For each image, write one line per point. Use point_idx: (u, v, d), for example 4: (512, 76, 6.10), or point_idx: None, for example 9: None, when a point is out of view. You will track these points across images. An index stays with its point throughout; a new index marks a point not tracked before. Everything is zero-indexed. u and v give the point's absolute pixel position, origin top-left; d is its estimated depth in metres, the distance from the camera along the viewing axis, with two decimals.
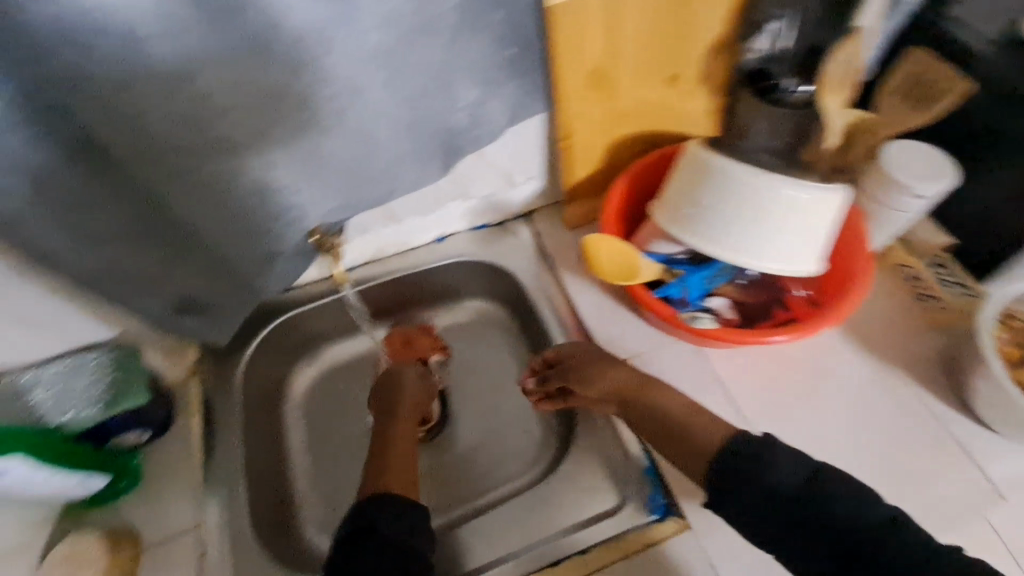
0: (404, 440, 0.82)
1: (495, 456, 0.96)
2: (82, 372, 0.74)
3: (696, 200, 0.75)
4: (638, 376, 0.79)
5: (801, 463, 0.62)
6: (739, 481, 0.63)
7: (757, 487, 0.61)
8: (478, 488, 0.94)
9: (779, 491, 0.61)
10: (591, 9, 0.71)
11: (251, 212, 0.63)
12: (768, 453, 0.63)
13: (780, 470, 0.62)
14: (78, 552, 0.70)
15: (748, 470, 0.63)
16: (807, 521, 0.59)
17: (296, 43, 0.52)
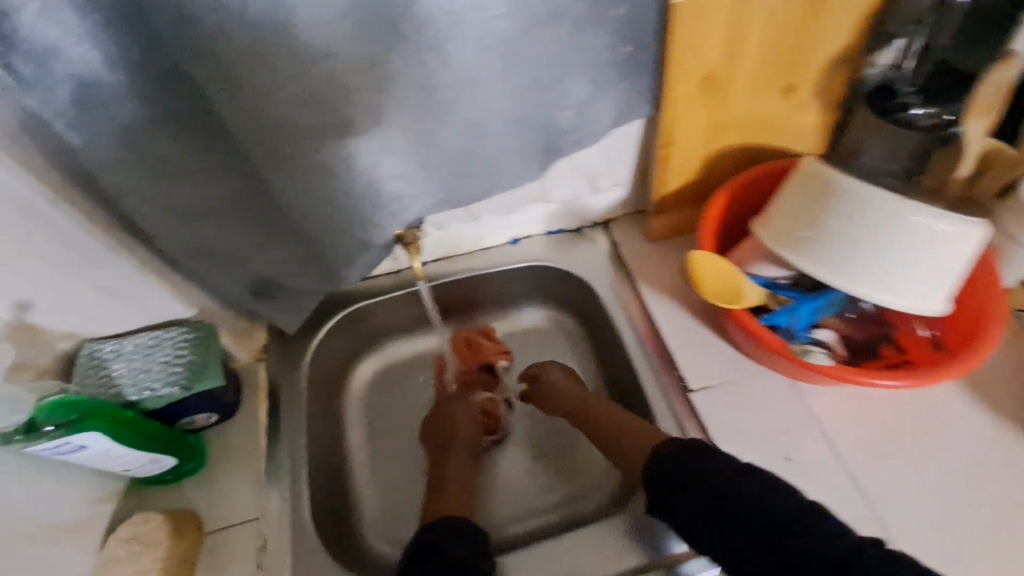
0: (460, 474, 0.83)
1: (560, 478, 0.89)
2: (163, 348, 0.73)
3: (814, 220, 0.69)
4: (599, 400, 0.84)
5: (730, 463, 0.65)
6: (671, 476, 0.66)
7: (685, 483, 0.65)
8: (539, 510, 0.87)
9: (709, 485, 0.63)
10: (717, 7, 0.66)
11: (354, 206, 0.59)
12: (691, 452, 0.67)
13: (707, 465, 0.65)
14: (143, 532, 0.68)
15: (677, 471, 0.66)
16: (729, 512, 0.61)
17: (421, 26, 0.49)
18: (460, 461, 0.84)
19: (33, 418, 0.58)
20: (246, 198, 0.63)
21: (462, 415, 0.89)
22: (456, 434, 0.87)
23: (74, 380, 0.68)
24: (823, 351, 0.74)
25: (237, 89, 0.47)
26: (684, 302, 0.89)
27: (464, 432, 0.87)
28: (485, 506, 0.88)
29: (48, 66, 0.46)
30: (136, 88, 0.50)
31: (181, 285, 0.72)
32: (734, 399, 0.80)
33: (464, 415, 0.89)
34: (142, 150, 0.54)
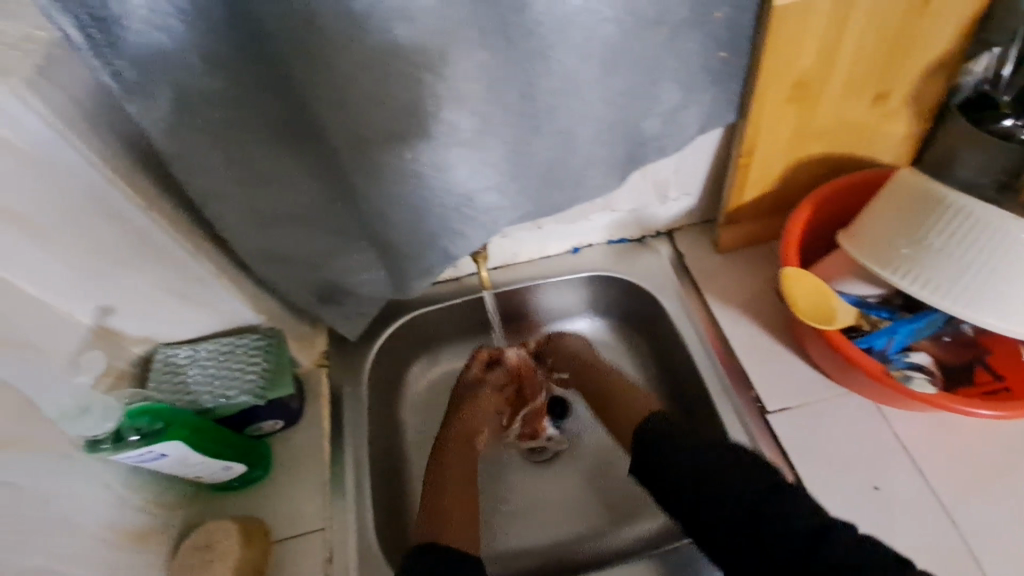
0: (464, 477, 0.77)
1: (595, 502, 0.84)
2: (235, 355, 0.72)
3: (916, 238, 0.66)
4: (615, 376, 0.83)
5: (710, 436, 0.69)
6: (657, 443, 0.71)
7: (666, 454, 0.69)
8: (569, 535, 0.82)
9: (688, 448, 0.68)
10: (819, 9, 0.62)
11: (444, 218, 0.56)
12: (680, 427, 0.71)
13: (691, 437, 0.69)
14: (216, 538, 0.67)
15: (666, 436, 0.71)
16: (700, 481, 0.64)
17: (526, 29, 0.47)
18: (463, 463, 0.79)
19: (120, 426, 0.58)
20: (327, 204, 0.61)
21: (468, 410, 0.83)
22: (461, 433, 0.81)
23: (149, 385, 0.68)
24: (925, 378, 0.67)
25: (337, 96, 0.45)
26: (756, 317, 0.86)
27: (468, 430, 0.81)
28: (507, 522, 0.83)
29: (151, 71, 0.45)
30: (233, 93, 0.48)
31: (252, 290, 0.71)
32: (814, 421, 0.77)
33: (476, 404, 0.84)
34: (232, 156, 0.53)
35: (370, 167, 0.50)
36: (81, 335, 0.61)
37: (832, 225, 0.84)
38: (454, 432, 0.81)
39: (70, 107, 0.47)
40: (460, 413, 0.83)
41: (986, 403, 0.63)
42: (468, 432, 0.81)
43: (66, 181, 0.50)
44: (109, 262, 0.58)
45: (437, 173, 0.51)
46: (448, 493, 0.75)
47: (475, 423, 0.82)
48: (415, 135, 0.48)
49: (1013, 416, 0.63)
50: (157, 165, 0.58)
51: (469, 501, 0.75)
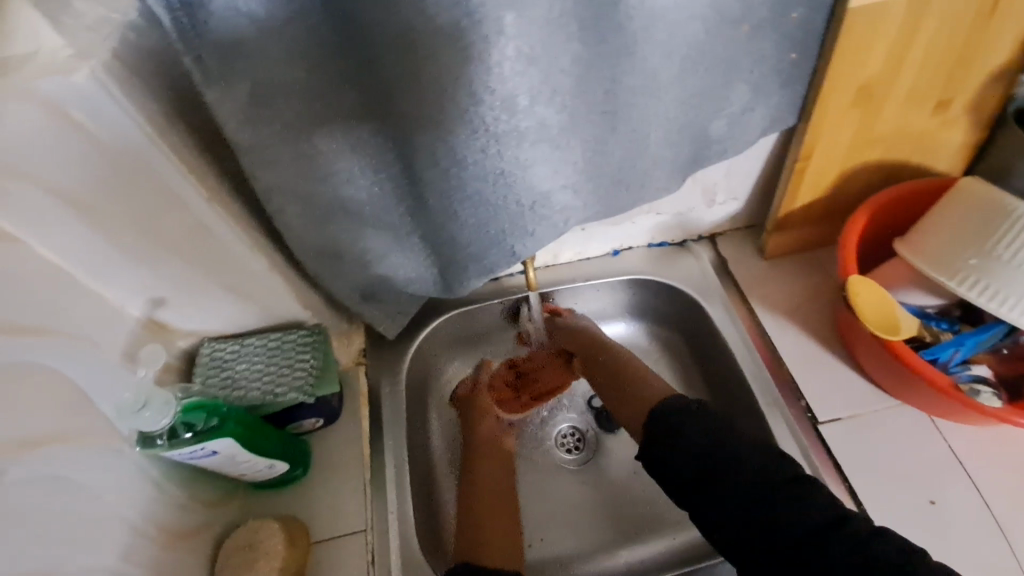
0: (491, 486, 0.75)
1: (636, 510, 0.81)
2: (280, 351, 0.70)
3: (985, 249, 0.66)
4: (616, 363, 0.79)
5: (724, 427, 0.63)
6: (655, 437, 0.66)
7: (675, 446, 0.63)
8: (609, 543, 0.79)
9: (694, 441, 0.63)
10: (893, 11, 0.60)
11: (517, 217, 0.55)
12: (691, 413, 0.66)
13: (705, 426, 0.64)
14: (260, 540, 0.65)
15: (672, 425, 0.65)
16: (709, 475, 0.60)
17: (616, 23, 0.46)
18: (489, 468, 0.77)
19: (174, 423, 0.56)
20: (385, 201, 0.59)
21: (484, 415, 0.83)
22: (483, 438, 0.80)
23: (196, 381, 0.66)
24: (992, 393, 0.66)
25: (427, 87, 0.44)
26: (804, 326, 0.84)
27: (486, 432, 0.81)
28: (539, 526, 0.81)
29: (231, 59, 0.43)
30: (305, 83, 0.47)
31: (300, 286, 0.70)
32: (866, 433, 0.75)
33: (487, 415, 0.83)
34: (297, 147, 0.51)
35: (445, 161, 0.49)
36: (130, 328, 0.60)
37: (885, 234, 0.83)
38: (473, 440, 0.80)
39: (144, 95, 0.46)
40: (473, 420, 0.82)
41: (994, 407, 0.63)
42: (490, 437, 0.81)
43: (134, 169, 0.49)
44: (166, 253, 0.57)
45: (515, 170, 0.50)
46: (479, 504, 0.72)
47: (491, 431, 0.81)
48: (499, 130, 0.46)
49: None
50: (220, 157, 0.57)
51: (499, 504, 0.73)
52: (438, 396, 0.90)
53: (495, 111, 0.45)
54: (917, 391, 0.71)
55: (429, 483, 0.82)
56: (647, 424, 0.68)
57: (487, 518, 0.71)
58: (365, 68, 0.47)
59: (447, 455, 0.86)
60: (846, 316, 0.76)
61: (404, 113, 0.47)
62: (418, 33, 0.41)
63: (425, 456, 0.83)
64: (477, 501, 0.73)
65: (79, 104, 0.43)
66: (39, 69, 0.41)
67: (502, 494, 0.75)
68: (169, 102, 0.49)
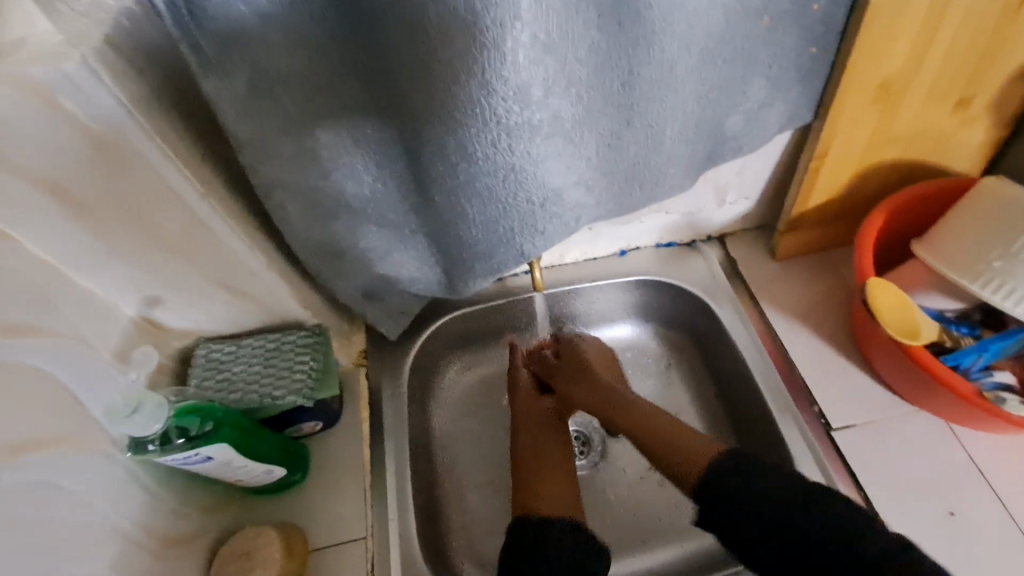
0: (543, 454, 0.72)
1: (643, 519, 0.79)
2: (278, 353, 0.68)
3: (1011, 250, 0.64)
4: (620, 399, 0.72)
5: (795, 485, 0.55)
6: (714, 499, 0.57)
7: (744, 501, 0.56)
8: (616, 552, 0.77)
9: (770, 504, 0.55)
10: (917, 3, 0.58)
11: (528, 215, 0.53)
12: (759, 466, 0.58)
13: (779, 482, 0.56)
14: (255, 548, 0.63)
15: (733, 486, 0.57)
16: (790, 538, 0.53)
17: (635, 11, 0.43)
18: (533, 437, 0.74)
19: (166, 427, 0.54)
20: (390, 197, 0.57)
21: (518, 401, 0.78)
22: (525, 414, 0.76)
23: (191, 383, 0.64)
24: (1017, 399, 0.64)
25: (438, 77, 0.41)
26: (817, 329, 0.82)
27: (531, 406, 0.77)
28: None
29: (230, 46, 0.41)
30: (307, 72, 0.44)
31: (299, 284, 0.68)
32: (882, 440, 0.73)
33: (527, 395, 0.78)
34: (297, 141, 0.49)
35: (453, 156, 0.47)
36: (124, 329, 0.58)
37: (901, 236, 0.81)
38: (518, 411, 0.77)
39: (139, 85, 0.44)
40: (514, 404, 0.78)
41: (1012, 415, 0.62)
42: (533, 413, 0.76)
43: (128, 163, 0.47)
44: (163, 252, 0.55)
45: (527, 166, 0.48)
46: (533, 476, 0.70)
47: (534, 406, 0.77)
48: (512, 123, 0.44)
49: None
50: (217, 150, 0.54)
51: (553, 469, 0.71)
52: (440, 399, 0.87)
53: (508, 102, 0.42)
54: (936, 397, 0.69)
55: (431, 489, 0.79)
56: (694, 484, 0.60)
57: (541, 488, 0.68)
58: (371, 57, 0.44)
59: (450, 459, 0.83)
60: (861, 319, 0.74)
61: (412, 103, 0.44)
62: (428, 19, 0.38)
63: (427, 461, 0.81)
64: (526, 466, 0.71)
65: (68, 92, 0.41)
66: (29, 57, 0.39)
67: (554, 457, 0.72)
68: (165, 92, 0.47)
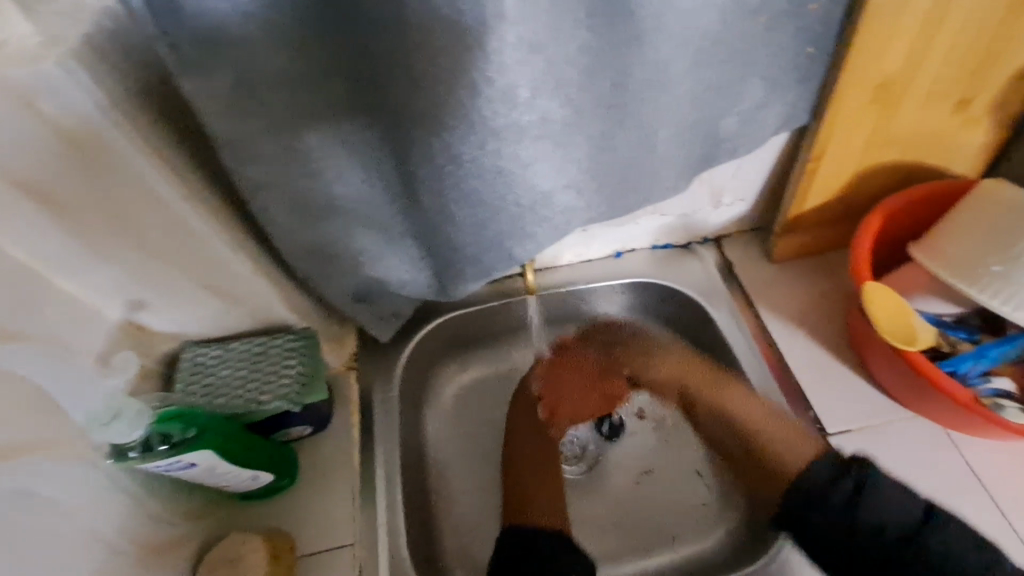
0: (535, 460, 0.75)
1: (639, 523, 0.78)
2: (266, 357, 0.67)
3: (1009, 254, 0.63)
4: (701, 364, 0.78)
5: (904, 502, 0.58)
6: (821, 513, 0.59)
7: (848, 532, 0.58)
8: (611, 556, 0.76)
9: (878, 523, 0.57)
10: (917, 3, 0.57)
11: (517, 218, 0.52)
12: (866, 491, 0.59)
13: (882, 504, 0.58)
14: (241, 555, 0.62)
15: (832, 499, 0.60)
16: (894, 567, 0.56)
17: (626, 8, 0.42)
18: (527, 443, 0.77)
19: (148, 433, 0.53)
20: (381, 199, 0.55)
21: (520, 400, 0.81)
22: (526, 414, 0.80)
23: (176, 388, 0.63)
24: (1016, 406, 0.63)
25: (426, 78, 0.40)
26: (813, 333, 0.81)
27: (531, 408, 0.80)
28: None
29: (210, 45, 0.40)
30: (297, 73, 0.43)
31: (287, 286, 0.67)
32: (878, 445, 0.72)
33: (540, 389, 0.82)
34: (285, 143, 0.48)
35: (438, 157, 0.46)
36: (107, 332, 0.56)
37: (898, 239, 0.80)
38: (517, 414, 0.80)
39: (118, 83, 0.43)
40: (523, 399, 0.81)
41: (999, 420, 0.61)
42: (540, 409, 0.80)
43: (108, 163, 0.45)
44: (148, 255, 0.54)
45: (516, 168, 0.47)
46: (523, 483, 0.73)
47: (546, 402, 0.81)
48: (499, 124, 0.43)
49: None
50: (201, 150, 0.53)
51: (543, 474, 0.74)
52: (434, 402, 0.86)
53: (496, 103, 0.41)
54: (933, 403, 0.68)
55: (423, 494, 0.78)
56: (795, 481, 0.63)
57: (530, 495, 0.71)
58: (359, 57, 0.43)
59: (442, 463, 0.82)
60: (858, 322, 0.73)
61: (399, 103, 0.43)
62: (414, 17, 0.37)
63: (419, 465, 0.80)
64: (519, 467, 0.75)
65: (44, 91, 0.39)
66: (4, 58, 0.38)
67: (545, 462, 0.75)
68: (146, 91, 0.46)
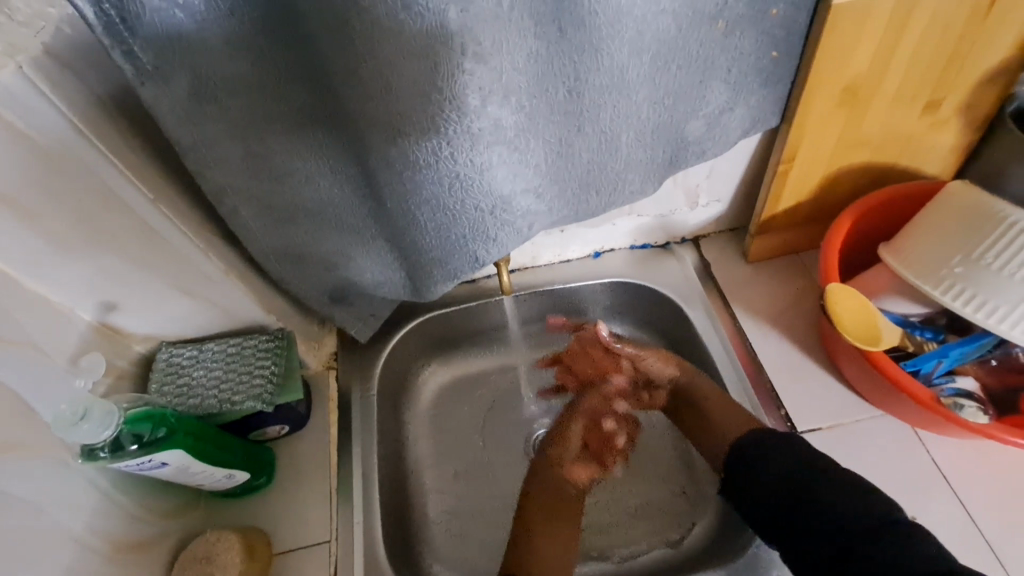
0: (547, 510, 0.72)
1: (642, 511, 0.78)
2: (240, 358, 0.68)
3: (972, 257, 0.65)
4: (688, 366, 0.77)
5: (804, 452, 0.63)
6: (744, 468, 0.65)
7: (762, 474, 0.63)
8: (599, 546, 0.76)
9: (780, 470, 0.62)
10: (882, 8, 0.57)
11: (479, 222, 0.53)
12: (775, 444, 0.65)
13: (784, 457, 0.63)
14: (215, 552, 0.63)
15: (756, 456, 0.65)
16: (795, 511, 0.59)
17: (578, 17, 0.44)
18: (543, 491, 0.73)
19: (119, 433, 0.54)
20: (348, 203, 0.56)
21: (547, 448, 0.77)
22: (550, 458, 0.75)
23: (151, 388, 0.64)
24: (977, 407, 0.64)
25: (378, 86, 0.41)
26: (786, 332, 0.82)
27: (555, 455, 0.76)
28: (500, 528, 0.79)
29: (168, 52, 0.41)
30: (257, 79, 0.44)
31: (260, 287, 0.67)
32: (857, 442, 0.73)
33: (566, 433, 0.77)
34: (249, 147, 0.49)
35: (396, 161, 0.46)
36: (81, 333, 0.57)
37: (869, 240, 0.81)
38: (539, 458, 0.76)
39: (79, 90, 0.44)
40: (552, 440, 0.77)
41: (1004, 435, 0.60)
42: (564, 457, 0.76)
43: (74, 170, 0.46)
44: (118, 260, 0.54)
45: (476, 174, 0.48)
46: (533, 530, 0.69)
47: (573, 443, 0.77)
48: (451, 131, 0.44)
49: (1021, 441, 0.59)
50: (167, 156, 0.54)
51: (556, 523, 0.71)
52: (413, 401, 0.87)
53: (447, 111, 0.42)
54: (900, 402, 0.69)
55: (401, 492, 0.79)
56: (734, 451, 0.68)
57: (539, 541, 0.69)
58: (316, 66, 0.44)
59: (421, 461, 0.83)
60: (826, 325, 0.74)
61: (357, 108, 0.44)
62: (365, 26, 0.38)
63: (397, 463, 0.80)
64: (532, 511, 0.71)
65: (3, 101, 0.40)
66: None
67: (558, 510, 0.72)
68: (107, 96, 0.46)
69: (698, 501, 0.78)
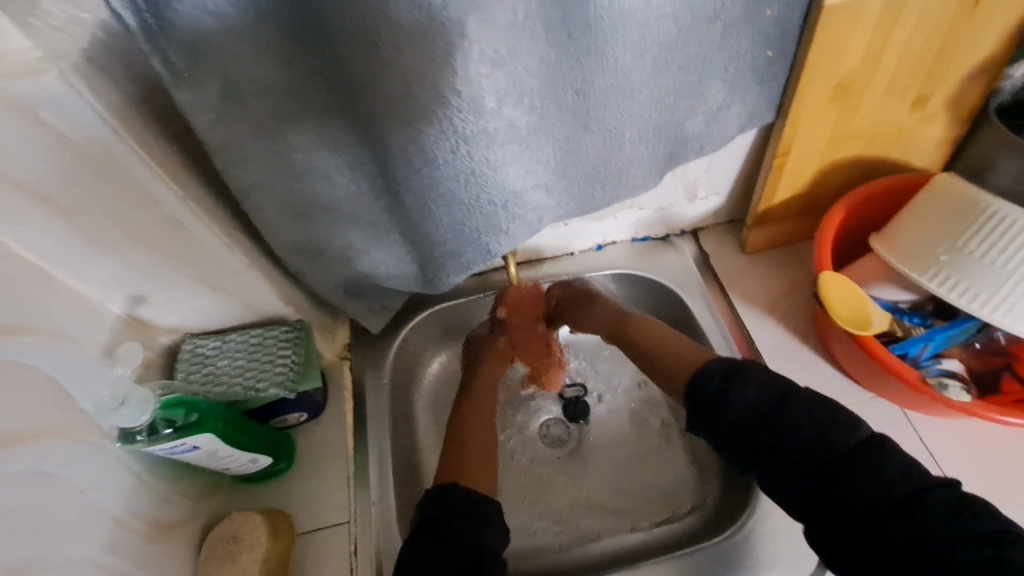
0: (486, 439, 0.72)
1: (633, 492, 0.82)
2: (261, 347, 0.71)
3: (957, 245, 0.68)
4: (660, 328, 0.75)
5: (776, 383, 0.60)
6: (704, 402, 0.62)
7: (719, 406, 0.60)
8: (607, 526, 0.79)
9: (738, 413, 0.59)
10: (872, 8, 0.60)
11: (491, 216, 0.56)
12: (739, 376, 0.61)
13: (739, 395, 0.59)
14: (244, 529, 0.66)
15: (717, 387, 0.61)
16: (760, 440, 0.57)
17: (586, 22, 0.47)
18: (474, 432, 0.72)
19: (154, 418, 0.57)
20: (365, 200, 0.59)
21: (492, 364, 0.79)
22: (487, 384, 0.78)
23: (178, 377, 0.67)
24: (960, 386, 0.69)
25: (398, 87, 0.44)
26: (782, 320, 0.85)
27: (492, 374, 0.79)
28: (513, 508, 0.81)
29: (198, 56, 0.43)
30: (278, 79, 0.47)
31: (279, 279, 0.70)
32: None
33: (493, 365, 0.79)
34: (272, 146, 0.52)
35: (413, 158, 0.50)
36: (111, 324, 0.60)
37: (860, 230, 0.84)
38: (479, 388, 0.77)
39: (115, 94, 0.46)
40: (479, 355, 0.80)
41: (984, 409, 0.64)
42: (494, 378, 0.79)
43: (111, 169, 0.49)
44: (145, 252, 0.57)
45: (491, 171, 0.51)
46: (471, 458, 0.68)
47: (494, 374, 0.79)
48: (467, 130, 0.47)
49: (1006, 419, 0.63)
50: (195, 156, 0.57)
51: (485, 464, 0.68)
52: (422, 389, 0.90)
53: (463, 112, 0.45)
54: (889, 384, 0.73)
55: (414, 475, 0.82)
56: (692, 381, 0.64)
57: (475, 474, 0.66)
58: (336, 66, 0.47)
59: (433, 446, 0.86)
60: (819, 312, 0.78)
61: (380, 105, 0.47)
62: (388, 29, 0.41)
63: (409, 450, 0.83)
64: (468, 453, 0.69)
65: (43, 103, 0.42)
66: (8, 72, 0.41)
67: (485, 453, 0.70)
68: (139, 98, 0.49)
69: (696, 482, 0.81)
